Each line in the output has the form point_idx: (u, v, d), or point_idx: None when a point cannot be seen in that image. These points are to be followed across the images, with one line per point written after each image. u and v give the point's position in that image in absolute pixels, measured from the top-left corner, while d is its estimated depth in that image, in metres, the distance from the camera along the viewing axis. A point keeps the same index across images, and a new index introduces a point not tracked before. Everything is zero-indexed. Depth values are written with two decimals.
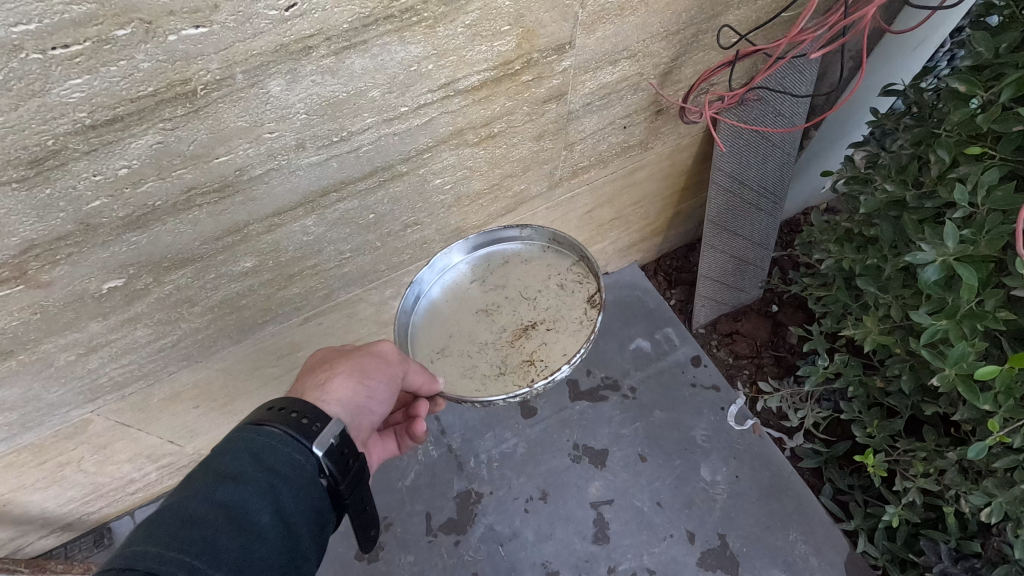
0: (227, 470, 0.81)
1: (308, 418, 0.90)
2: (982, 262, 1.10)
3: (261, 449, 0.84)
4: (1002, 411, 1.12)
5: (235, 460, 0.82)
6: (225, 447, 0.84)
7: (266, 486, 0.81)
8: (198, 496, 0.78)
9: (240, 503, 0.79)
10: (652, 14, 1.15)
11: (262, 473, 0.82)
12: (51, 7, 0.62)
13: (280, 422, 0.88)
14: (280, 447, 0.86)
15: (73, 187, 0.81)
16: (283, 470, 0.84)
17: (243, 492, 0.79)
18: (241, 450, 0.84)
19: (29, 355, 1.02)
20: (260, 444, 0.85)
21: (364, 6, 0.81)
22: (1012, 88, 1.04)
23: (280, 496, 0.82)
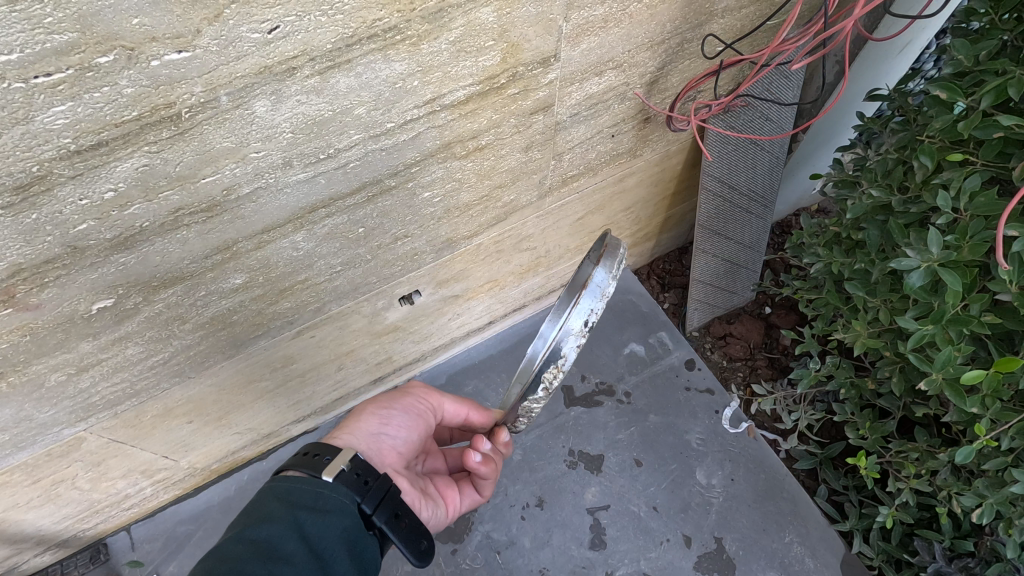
0: (257, 513, 0.89)
1: (319, 453, 1.00)
2: (967, 267, 1.12)
3: (285, 489, 0.93)
4: (990, 414, 1.15)
5: (264, 504, 0.91)
6: (258, 497, 0.94)
7: (290, 519, 0.88)
8: (235, 539, 0.86)
9: (267, 536, 0.85)
10: (637, 25, 1.15)
11: (288, 509, 0.89)
12: (32, 36, 0.62)
13: (298, 465, 0.98)
14: (300, 482, 0.94)
15: (59, 211, 0.81)
16: (307, 502, 0.91)
17: (269, 527, 0.86)
18: (268, 496, 0.93)
19: (19, 377, 1.02)
20: (281, 485, 0.94)
21: (347, 26, 0.81)
22: (992, 95, 1.05)
23: (305, 527, 0.88)
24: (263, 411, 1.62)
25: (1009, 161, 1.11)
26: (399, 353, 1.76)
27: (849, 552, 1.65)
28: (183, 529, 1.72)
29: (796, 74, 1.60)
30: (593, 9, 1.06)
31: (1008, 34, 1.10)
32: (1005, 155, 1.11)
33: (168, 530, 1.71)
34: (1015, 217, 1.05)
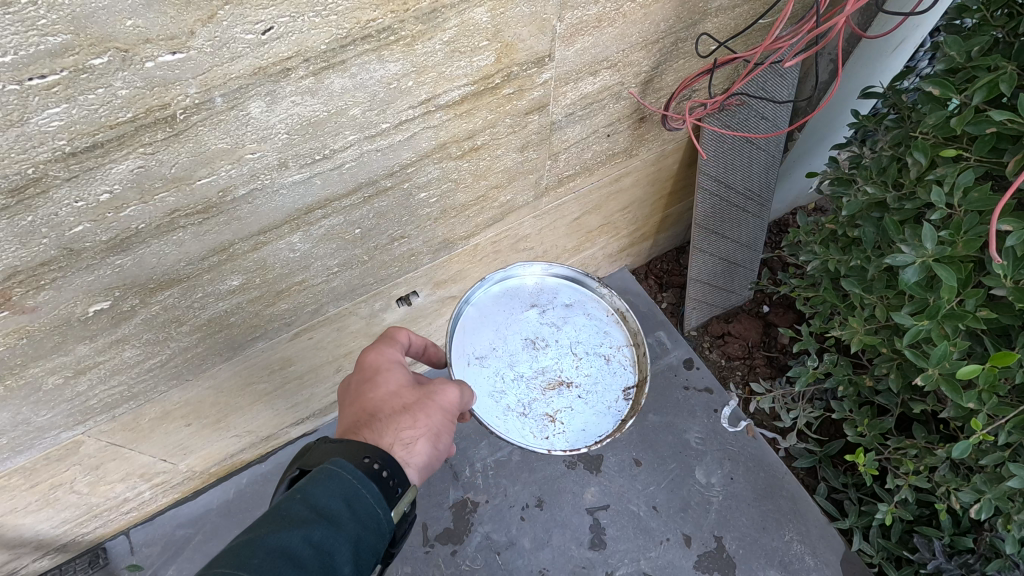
0: (322, 511, 0.81)
1: (387, 470, 0.90)
2: (962, 262, 1.12)
3: (353, 492, 0.85)
4: (986, 409, 1.15)
5: (330, 501, 0.83)
6: (317, 479, 0.84)
7: (353, 536, 0.83)
8: (295, 533, 0.78)
9: (331, 548, 0.79)
10: (630, 24, 1.16)
11: (351, 518, 0.84)
12: (26, 39, 0.63)
13: (366, 467, 0.88)
14: (373, 494, 0.87)
15: (55, 213, 0.81)
16: (370, 517, 0.86)
17: (334, 537, 0.80)
18: (336, 490, 0.84)
19: (16, 380, 1.02)
20: (350, 484, 0.85)
21: (341, 27, 0.82)
22: (984, 92, 1.06)
23: (361, 546, 0.83)
24: (262, 413, 1.62)
25: (1003, 157, 1.12)
26: None
27: (849, 550, 1.65)
28: (182, 532, 1.72)
29: (790, 73, 1.60)
30: (586, 9, 1.07)
31: (999, 29, 1.10)
32: (998, 150, 1.12)
33: (167, 534, 1.71)
34: (1009, 211, 1.06)
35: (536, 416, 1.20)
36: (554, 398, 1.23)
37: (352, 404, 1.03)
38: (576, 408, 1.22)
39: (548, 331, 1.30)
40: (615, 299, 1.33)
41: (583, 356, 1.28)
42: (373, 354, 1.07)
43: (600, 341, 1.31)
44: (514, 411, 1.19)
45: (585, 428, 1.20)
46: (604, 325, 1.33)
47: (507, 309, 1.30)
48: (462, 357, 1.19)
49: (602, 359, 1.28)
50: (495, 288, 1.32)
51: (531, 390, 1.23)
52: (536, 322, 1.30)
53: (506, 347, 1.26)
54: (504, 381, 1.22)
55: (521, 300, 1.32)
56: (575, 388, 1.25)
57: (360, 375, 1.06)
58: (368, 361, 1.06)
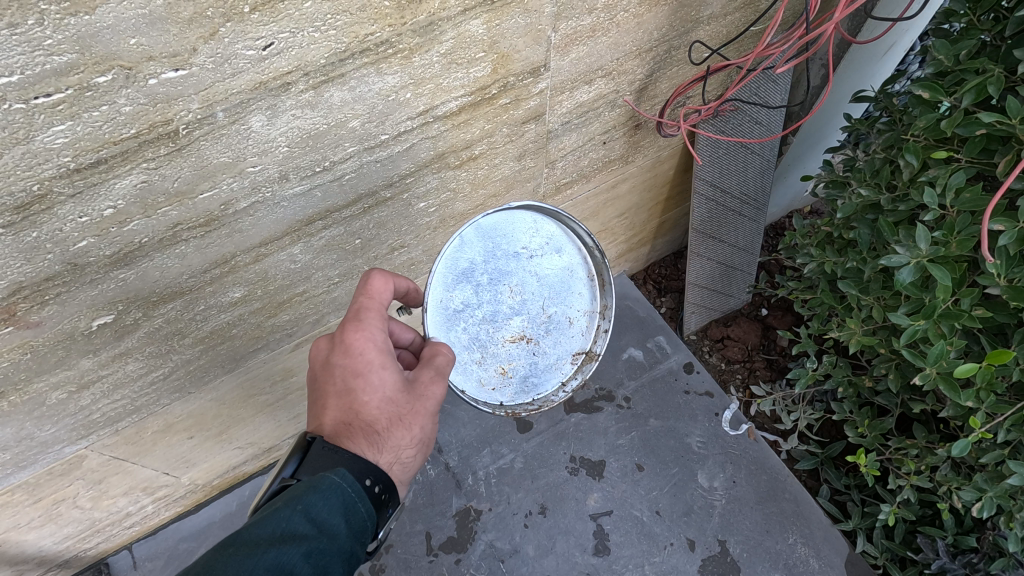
0: (320, 523, 0.83)
1: (380, 487, 0.94)
2: (956, 262, 1.14)
3: (351, 505, 0.88)
4: (985, 407, 1.16)
5: (330, 514, 0.85)
6: (316, 490, 0.86)
7: (346, 547, 0.85)
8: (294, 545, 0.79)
9: (327, 561, 0.82)
10: (624, 33, 1.18)
11: (346, 532, 0.86)
12: (32, 58, 0.64)
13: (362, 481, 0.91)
14: (367, 508, 0.91)
15: (59, 229, 0.82)
16: (362, 530, 0.89)
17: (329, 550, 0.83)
18: (335, 503, 0.86)
19: (20, 396, 1.02)
20: (350, 497, 0.88)
21: (339, 41, 0.83)
22: (973, 94, 1.09)
23: (353, 558, 0.87)
24: (264, 424, 1.62)
25: (993, 157, 1.13)
26: None
27: (853, 552, 1.66)
28: (185, 546, 1.71)
29: (782, 79, 1.62)
30: (581, 19, 1.08)
31: (986, 33, 1.12)
32: (988, 151, 1.14)
33: (170, 548, 1.70)
34: (1001, 211, 1.07)
35: (490, 367, 1.17)
36: (513, 351, 1.19)
37: (337, 399, 0.98)
38: (527, 364, 1.21)
39: (529, 281, 1.20)
40: (604, 268, 1.26)
41: (553, 312, 1.22)
42: (360, 342, 0.98)
43: (574, 300, 1.26)
44: (471, 357, 1.15)
45: (528, 387, 1.21)
46: (580, 286, 1.26)
47: (497, 249, 1.16)
48: (435, 296, 1.11)
49: (567, 323, 1.25)
50: (490, 223, 1.16)
51: (494, 338, 1.17)
52: (521, 267, 1.19)
53: (483, 286, 1.15)
54: (472, 325, 1.15)
55: (517, 239, 1.19)
56: (534, 345, 1.21)
57: (344, 367, 0.98)
58: (352, 349, 0.98)
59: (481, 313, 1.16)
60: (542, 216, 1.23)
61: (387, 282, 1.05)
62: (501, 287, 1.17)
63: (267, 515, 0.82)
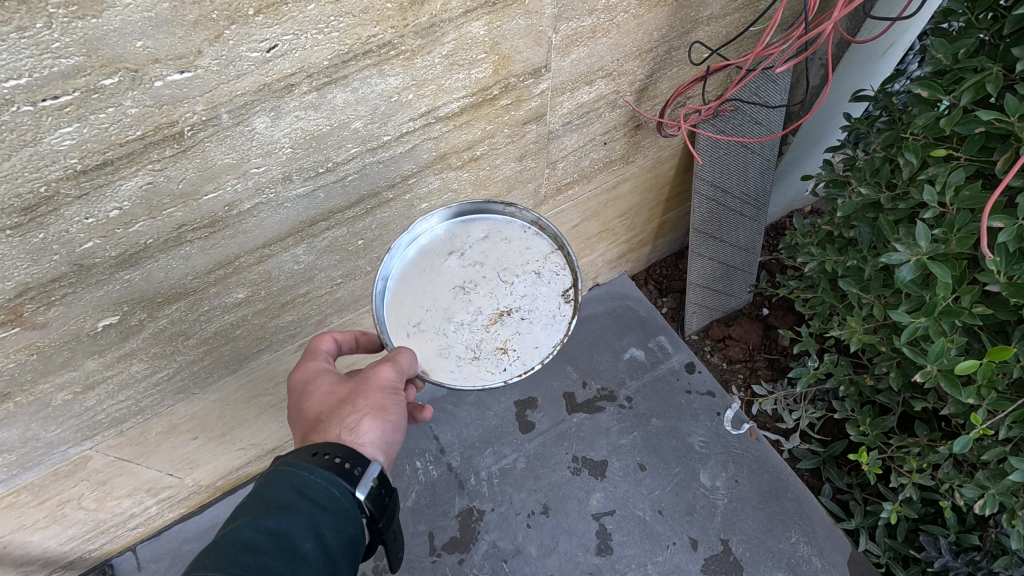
0: (274, 502, 0.82)
1: (348, 460, 0.88)
2: (956, 260, 1.14)
3: (306, 482, 0.84)
4: (986, 404, 1.16)
5: (283, 492, 0.83)
6: (269, 479, 0.85)
7: (312, 516, 0.82)
8: (249, 525, 0.79)
9: (288, 530, 0.79)
10: (624, 34, 1.18)
11: (306, 507, 0.82)
12: (40, 61, 0.65)
13: (321, 456, 0.88)
14: (329, 480, 0.86)
15: (66, 230, 0.83)
16: (330, 500, 0.84)
17: (290, 521, 0.80)
18: (289, 481, 0.84)
19: (26, 397, 1.03)
20: (303, 476, 0.85)
21: (342, 43, 0.84)
22: (972, 92, 1.09)
23: (323, 531, 0.82)
24: (267, 425, 1.62)
25: (992, 156, 1.14)
26: None
27: (855, 551, 1.66)
28: (189, 547, 1.71)
29: (781, 79, 1.63)
30: (581, 20, 1.09)
31: (983, 32, 1.13)
32: (987, 149, 1.14)
33: (174, 550, 1.71)
34: (1001, 209, 1.08)
35: (487, 355, 1.09)
36: (500, 330, 1.12)
37: (296, 421, 1.02)
38: (522, 332, 1.12)
39: (476, 271, 1.15)
40: (528, 213, 1.20)
41: (515, 278, 1.16)
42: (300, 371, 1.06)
43: (524, 255, 1.18)
44: (465, 359, 1.09)
45: (538, 345, 1.11)
46: (525, 242, 1.19)
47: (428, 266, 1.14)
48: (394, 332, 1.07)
49: (534, 275, 1.17)
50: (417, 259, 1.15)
51: (473, 332, 1.11)
52: (459, 265, 1.15)
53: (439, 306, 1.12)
54: (448, 336, 1.10)
55: (438, 249, 1.16)
56: (516, 312, 1.13)
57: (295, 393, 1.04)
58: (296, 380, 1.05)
59: (451, 324, 1.11)
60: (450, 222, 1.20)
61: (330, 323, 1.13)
62: (450, 289, 1.14)
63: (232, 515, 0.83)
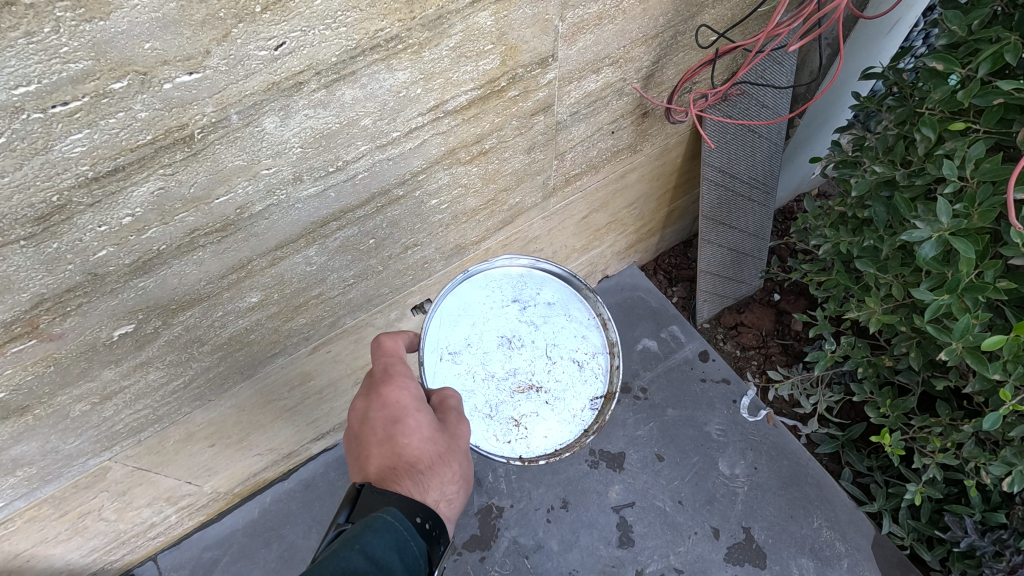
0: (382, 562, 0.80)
1: (432, 524, 0.91)
2: (978, 234, 1.13)
3: (405, 543, 0.85)
4: (1013, 379, 1.13)
5: (386, 555, 0.81)
6: (373, 528, 0.83)
7: None
8: None
9: None
10: (630, 21, 1.17)
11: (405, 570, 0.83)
12: (49, 67, 0.64)
13: (416, 517, 0.89)
14: (419, 546, 0.87)
15: (79, 239, 0.82)
16: (416, 568, 0.86)
17: None
18: (389, 539, 0.84)
19: (44, 409, 1.02)
20: (403, 534, 0.86)
21: (350, 38, 0.83)
22: (989, 63, 1.07)
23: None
24: (283, 431, 1.62)
25: (1011, 127, 1.13)
26: None
27: (878, 534, 1.65)
28: (210, 554, 1.71)
29: (787, 60, 1.61)
30: (587, 7, 1.08)
31: (998, 2, 1.11)
32: (1005, 121, 1.13)
33: (194, 557, 1.71)
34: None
35: (501, 419, 1.17)
36: (522, 402, 1.19)
37: (379, 445, 0.98)
38: (542, 415, 1.19)
39: (526, 330, 1.24)
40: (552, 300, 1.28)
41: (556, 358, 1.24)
42: (394, 392, 1.01)
43: (584, 379, 1.23)
44: (479, 412, 1.16)
45: (548, 437, 1.18)
46: (585, 362, 1.25)
47: (492, 290, 1.25)
48: (432, 352, 1.15)
49: (577, 366, 1.24)
50: (478, 280, 1.26)
51: (500, 391, 1.19)
52: (523, 340, 1.23)
53: (480, 343, 1.21)
54: (474, 380, 1.18)
55: (505, 291, 1.26)
56: (547, 395, 1.21)
57: (383, 416, 1.00)
58: (392, 401, 1.00)
59: (480, 361, 1.19)
60: (540, 270, 1.30)
61: (398, 338, 1.10)
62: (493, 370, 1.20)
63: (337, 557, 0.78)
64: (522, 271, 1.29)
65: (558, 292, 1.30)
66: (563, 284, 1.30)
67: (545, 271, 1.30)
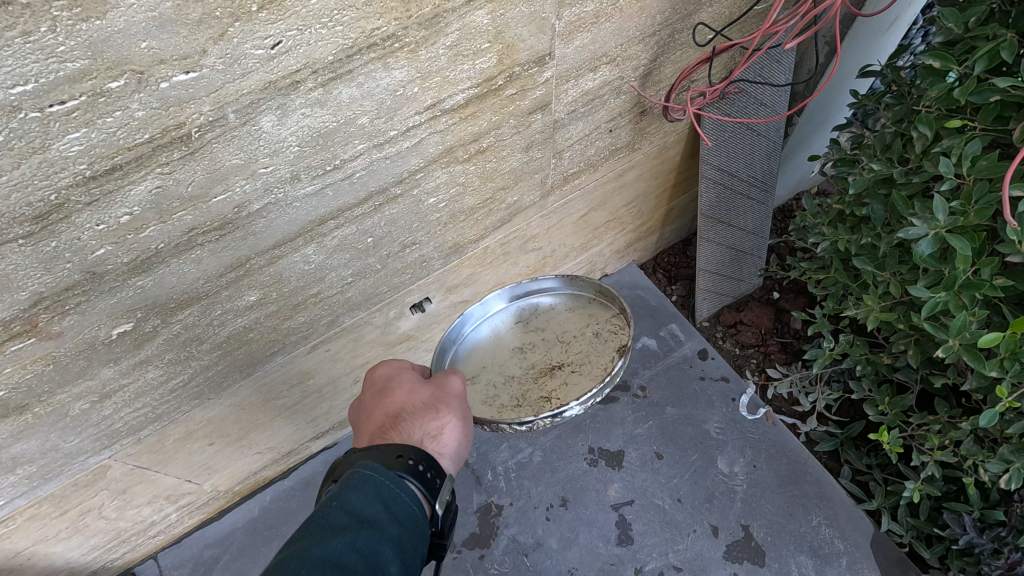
0: (362, 518, 0.80)
1: (426, 469, 0.90)
2: (975, 232, 1.13)
3: (390, 492, 0.84)
4: (1010, 376, 1.13)
5: (367, 507, 0.81)
6: (352, 487, 0.83)
7: (395, 538, 0.81)
8: (335, 542, 0.76)
9: (376, 554, 0.77)
10: (627, 19, 1.17)
11: (392, 520, 0.82)
12: (46, 66, 0.64)
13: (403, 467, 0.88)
14: (409, 484, 0.87)
15: (78, 238, 0.82)
16: (409, 515, 0.84)
17: (377, 543, 0.78)
18: (372, 493, 0.83)
19: (44, 408, 1.03)
20: (385, 483, 0.85)
21: (347, 37, 0.83)
22: (985, 61, 1.07)
23: (407, 551, 0.81)
24: (283, 429, 1.62)
25: (1008, 124, 1.13)
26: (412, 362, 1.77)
27: (878, 532, 1.65)
28: (210, 553, 1.71)
29: (785, 58, 1.61)
30: (584, 6, 1.08)
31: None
32: (1002, 118, 1.13)
33: (195, 556, 1.71)
34: (1021, 177, 1.06)
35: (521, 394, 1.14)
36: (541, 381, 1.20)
37: (371, 415, 1.04)
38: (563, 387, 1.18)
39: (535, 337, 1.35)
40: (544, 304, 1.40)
41: (569, 341, 1.35)
42: (379, 368, 1.11)
43: (601, 346, 1.31)
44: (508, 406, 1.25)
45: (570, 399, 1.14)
46: (600, 330, 1.34)
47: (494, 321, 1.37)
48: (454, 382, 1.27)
49: (593, 335, 1.34)
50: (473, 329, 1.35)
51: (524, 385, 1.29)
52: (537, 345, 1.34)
53: (498, 361, 1.32)
54: (498, 387, 1.28)
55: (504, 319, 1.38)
56: None
57: (372, 393, 1.08)
58: (378, 377, 1.10)
59: (500, 372, 1.31)
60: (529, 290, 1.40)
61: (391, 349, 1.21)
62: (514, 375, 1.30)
63: (310, 522, 0.79)
64: (516, 298, 1.38)
65: (551, 299, 1.40)
66: (552, 290, 1.40)
67: (529, 288, 1.39)
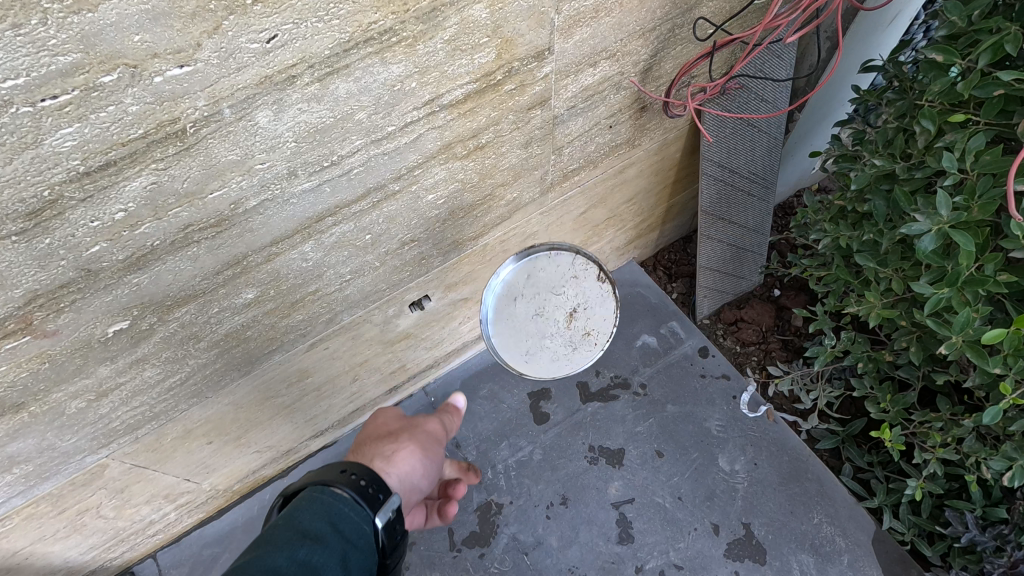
0: (310, 532, 0.92)
1: (372, 486, 1.04)
2: (978, 227, 1.12)
3: (337, 512, 0.98)
4: (1014, 373, 1.12)
5: (315, 523, 0.94)
6: (303, 507, 0.96)
7: (340, 553, 0.92)
8: (281, 554, 0.86)
9: (319, 565, 0.88)
10: (627, 13, 1.16)
11: (340, 537, 0.94)
12: (38, 59, 0.63)
13: (350, 487, 1.02)
14: (355, 505, 1.00)
15: (72, 235, 0.82)
16: (354, 533, 0.97)
17: (321, 555, 0.89)
18: (321, 513, 0.96)
19: (40, 406, 1.02)
20: (334, 505, 0.98)
21: (343, 31, 0.82)
22: (989, 54, 1.06)
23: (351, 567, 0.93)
24: (282, 428, 1.62)
25: (1012, 118, 1.12)
26: (412, 360, 1.77)
27: (879, 530, 1.64)
28: (209, 552, 1.71)
29: (786, 53, 1.60)
30: (583, 0, 1.07)
31: None
32: (1006, 113, 1.13)
33: (195, 555, 1.71)
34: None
35: None
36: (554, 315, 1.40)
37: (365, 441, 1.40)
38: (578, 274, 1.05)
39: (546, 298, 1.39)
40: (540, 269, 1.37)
41: (573, 286, 1.39)
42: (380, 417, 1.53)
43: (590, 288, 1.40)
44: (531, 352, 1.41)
45: None
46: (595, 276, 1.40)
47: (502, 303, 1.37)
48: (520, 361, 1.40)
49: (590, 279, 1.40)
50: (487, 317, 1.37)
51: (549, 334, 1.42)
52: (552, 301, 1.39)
53: (537, 329, 1.41)
54: (542, 340, 1.42)
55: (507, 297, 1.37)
56: None
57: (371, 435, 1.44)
58: (374, 424, 1.50)
59: (541, 339, 1.42)
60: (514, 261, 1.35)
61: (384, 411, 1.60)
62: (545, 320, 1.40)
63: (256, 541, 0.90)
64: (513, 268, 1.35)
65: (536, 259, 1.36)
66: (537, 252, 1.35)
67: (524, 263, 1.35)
